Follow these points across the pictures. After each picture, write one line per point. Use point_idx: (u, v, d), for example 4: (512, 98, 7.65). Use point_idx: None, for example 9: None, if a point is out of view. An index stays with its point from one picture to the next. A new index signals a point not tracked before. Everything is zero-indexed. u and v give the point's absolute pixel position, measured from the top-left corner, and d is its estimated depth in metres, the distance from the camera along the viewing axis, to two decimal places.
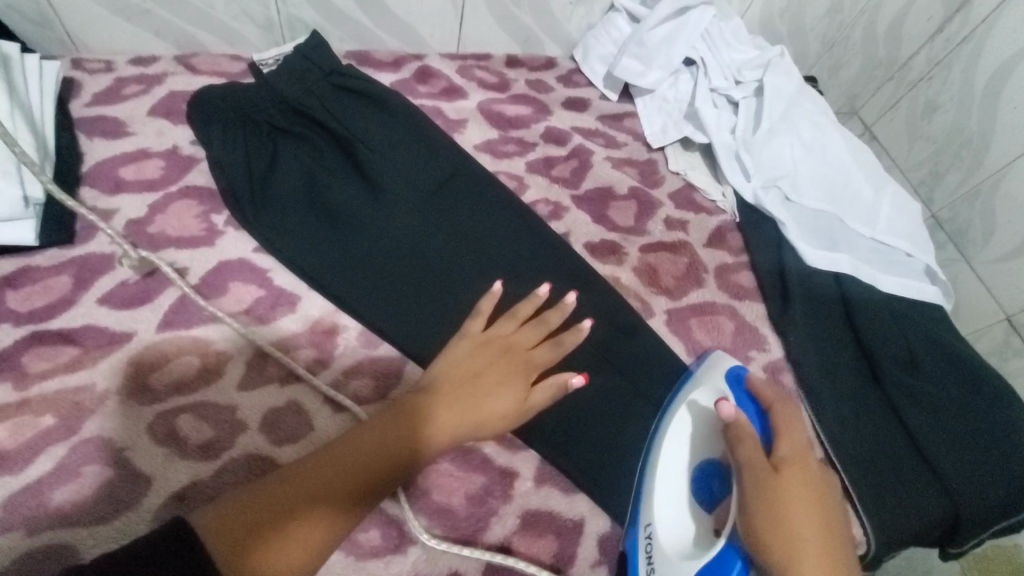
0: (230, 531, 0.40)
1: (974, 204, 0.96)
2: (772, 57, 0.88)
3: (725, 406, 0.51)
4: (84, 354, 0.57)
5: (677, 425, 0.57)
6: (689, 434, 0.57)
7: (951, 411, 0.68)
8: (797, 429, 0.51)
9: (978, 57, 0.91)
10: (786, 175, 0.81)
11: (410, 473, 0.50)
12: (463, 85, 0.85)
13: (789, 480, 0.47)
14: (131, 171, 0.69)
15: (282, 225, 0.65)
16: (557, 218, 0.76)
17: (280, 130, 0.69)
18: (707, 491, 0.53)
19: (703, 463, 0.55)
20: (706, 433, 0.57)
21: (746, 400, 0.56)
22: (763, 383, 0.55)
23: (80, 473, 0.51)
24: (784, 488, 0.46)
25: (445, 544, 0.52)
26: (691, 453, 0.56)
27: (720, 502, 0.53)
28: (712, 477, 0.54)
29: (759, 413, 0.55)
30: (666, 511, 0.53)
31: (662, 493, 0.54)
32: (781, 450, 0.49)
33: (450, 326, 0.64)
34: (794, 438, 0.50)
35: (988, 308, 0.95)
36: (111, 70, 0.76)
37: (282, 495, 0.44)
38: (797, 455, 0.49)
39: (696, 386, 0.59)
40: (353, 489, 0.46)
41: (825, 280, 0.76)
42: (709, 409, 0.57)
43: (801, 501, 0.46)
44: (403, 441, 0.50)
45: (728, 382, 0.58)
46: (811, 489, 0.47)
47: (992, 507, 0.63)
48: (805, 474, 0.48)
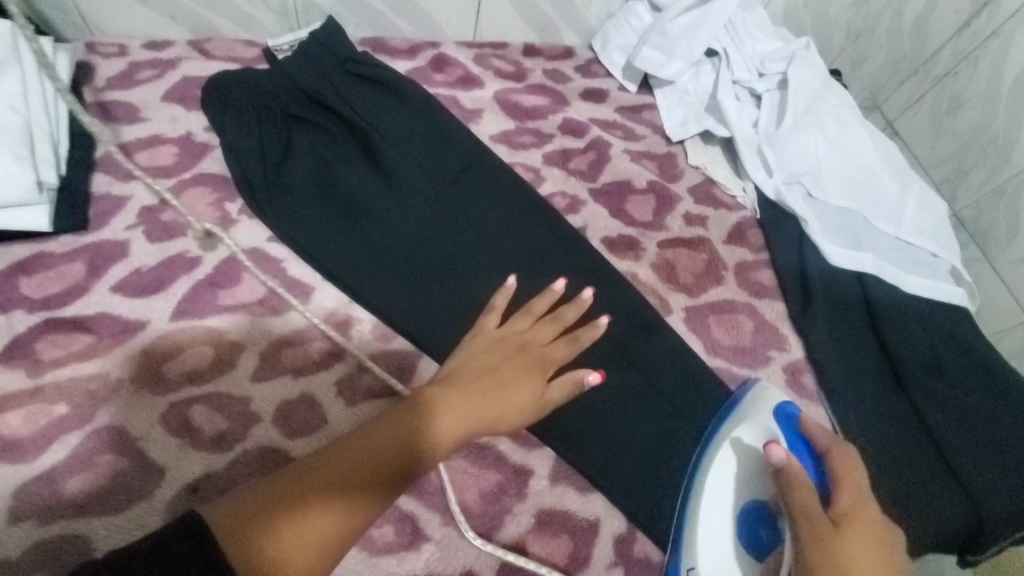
0: (242, 513, 0.40)
1: (998, 203, 0.93)
2: (796, 48, 0.86)
3: (774, 449, 0.48)
4: (97, 342, 0.56)
5: (722, 462, 0.56)
6: (734, 474, 0.56)
7: (973, 413, 0.66)
8: (857, 478, 0.49)
9: (1006, 54, 0.89)
10: (809, 171, 0.79)
11: (427, 463, 0.49)
12: (480, 74, 0.83)
13: (851, 536, 0.44)
14: (145, 157, 0.68)
15: (295, 215, 0.64)
16: (574, 212, 0.75)
17: (294, 117, 0.68)
18: (756, 538, 0.52)
19: (750, 505, 0.54)
20: (752, 474, 0.55)
21: (798, 443, 0.54)
22: (818, 426, 0.54)
23: (94, 462, 0.50)
24: (845, 545, 0.44)
25: (488, 545, 0.52)
26: (737, 493, 0.55)
27: (768, 548, 0.52)
28: (760, 521, 0.53)
29: (813, 458, 0.53)
30: (712, 554, 0.53)
31: (707, 533, 0.53)
32: (840, 504, 0.47)
33: (464, 320, 0.63)
34: (855, 490, 0.48)
35: (1010, 310, 0.92)
36: (125, 54, 0.76)
37: (295, 484, 0.43)
38: (858, 510, 0.46)
39: (741, 423, 0.58)
40: (373, 478, 0.45)
41: (847, 280, 0.75)
42: (756, 448, 0.56)
43: (865, 560, 0.43)
44: (413, 433, 0.49)
45: (779, 421, 0.56)
46: (876, 549, 0.44)
47: (1016, 513, 0.61)
48: (868, 530, 0.45)
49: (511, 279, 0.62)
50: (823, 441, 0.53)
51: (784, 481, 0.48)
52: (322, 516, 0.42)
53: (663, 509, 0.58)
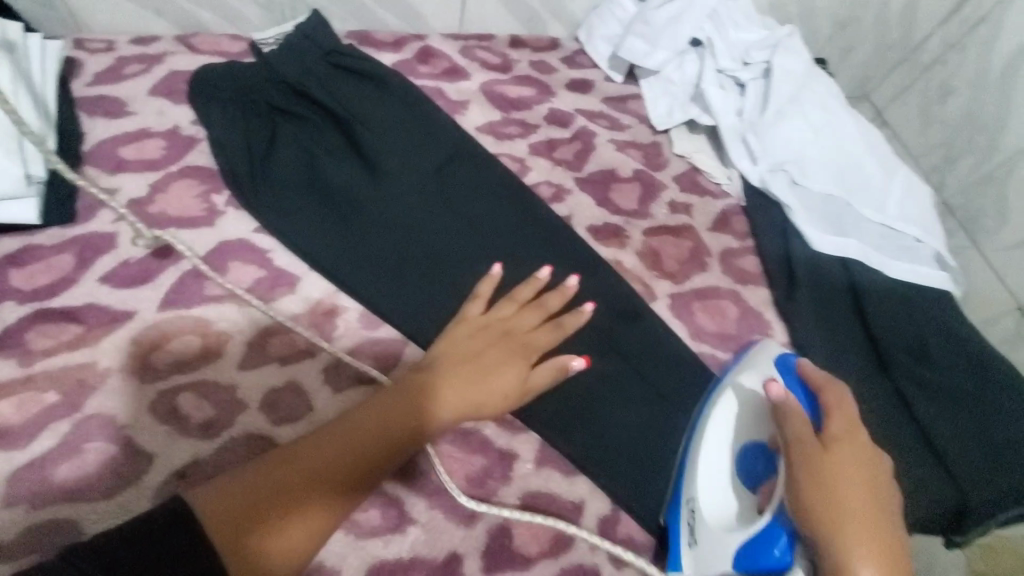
0: (228, 515, 0.40)
1: (986, 191, 0.93)
2: (780, 37, 0.87)
3: (774, 388, 0.49)
4: (85, 332, 0.57)
5: (723, 405, 0.58)
6: (735, 415, 0.57)
7: (957, 397, 0.67)
8: (848, 407, 0.49)
9: (994, 41, 0.90)
10: (793, 159, 0.79)
11: (407, 452, 0.49)
12: (466, 65, 0.84)
13: (839, 457, 0.46)
14: (132, 150, 0.69)
15: (281, 207, 0.65)
16: (559, 201, 0.75)
17: (280, 110, 0.68)
18: (752, 472, 0.54)
19: (749, 443, 0.55)
20: (755, 415, 0.56)
21: (792, 381, 0.53)
22: (813, 368, 0.52)
23: (84, 448, 0.51)
24: (833, 466, 0.45)
25: (480, 505, 0.54)
26: (737, 433, 0.56)
27: (764, 481, 0.53)
28: (758, 457, 0.54)
29: (807, 393, 0.52)
30: (710, 488, 0.55)
31: (706, 467, 0.55)
32: (831, 429, 0.48)
33: (449, 308, 0.64)
34: (846, 417, 0.49)
35: (1001, 297, 0.92)
36: (112, 50, 0.76)
37: (277, 485, 0.43)
38: (849, 434, 0.47)
39: (743, 370, 0.59)
40: (352, 472, 0.46)
41: (832, 266, 0.75)
42: (756, 392, 0.57)
43: (852, 478, 0.45)
44: (394, 425, 0.49)
45: (779, 367, 0.56)
46: (863, 470, 0.46)
47: (1001, 495, 0.62)
48: (856, 451, 0.47)
49: (495, 267, 0.62)
50: (815, 377, 0.52)
51: (778, 413, 0.49)
52: (303, 521, 0.43)
53: (647, 490, 0.59)
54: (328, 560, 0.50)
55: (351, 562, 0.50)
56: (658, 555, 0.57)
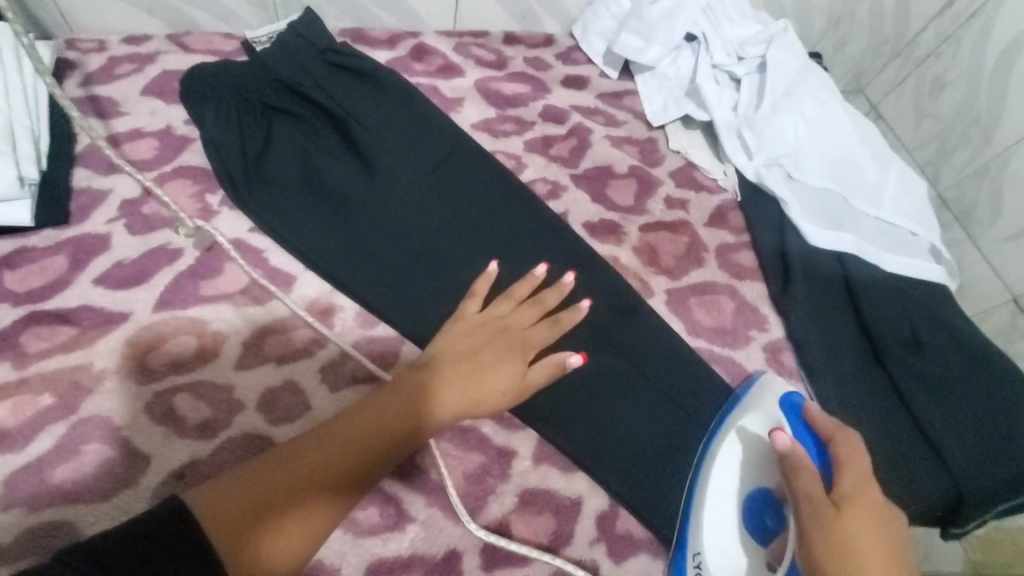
0: (231, 519, 0.40)
1: (981, 184, 0.93)
2: (774, 32, 0.87)
3: (779, 437, 0.49)
4: (81, 334, 0.57)
5: (727, 452, 0.57)
6: (739, 464, 0.56)
7: (953, 390, 0.67)
8: (860, 462, 0.49)
9: (988, 34, 0.89)
10: (788, 154, 0.79)
11: (405, 450, 0.50)
12: (461, 62, 0.83)
13: (852, 517, 0.45)
14: (125, 151, 0.69)
15: (277, 206, 0.65)
16: (555, 197, 0.75)
17: (274, 108, 0.68)
18: (761, 524, 0.53)
19: (754, 493, 0.55)
20: (758, 463, 0.56)
21: (803, 430, 0.54)
22: (821, 413, 0.53)
23: (81, 450, 0.51)
24: (847, 526, 0.45)
25: (492, 537, 0.52)
26: (742, 482, 0.56)
27: (773, 535, 0.52)
28: (765, 509, 0.53)
29: (818, 444, 0.53)
30: (716, 541, 0.54)
31: (712, 521, 0.55)
32: (842, 486, 0.47)
33: (446, 306, 0.64)
34: (857, 473, 0.48)
35: (994, 289, 0.93)
36: (104, 50, 0.76)
37: (278, 491, 0.43)
38: (860, 491, 0.47)
39: (747, 412, 0.59)
40: (351, 468, 0.46)
41: (828, 260, 0.75)
42: (762, 437, 0.57)
43: (866, 542, 0.44)
44: (393, 422, 0.49)
45: (784, 410, 0.57)
46: (877, 530, 0.45)
47: (996, 486, 0.62)
48: (870, 511, 0.46)
49: (492, 264, 0.62)
50: (826, 427, 0.52)
51: (787, 467, 0.49)
52: (301, 525, 0.43)
53: (646, 486, 0.59)
54: (327, 558, 0.50)
55: (351, 561, 0.50)
56: (658, 550, 0.57)
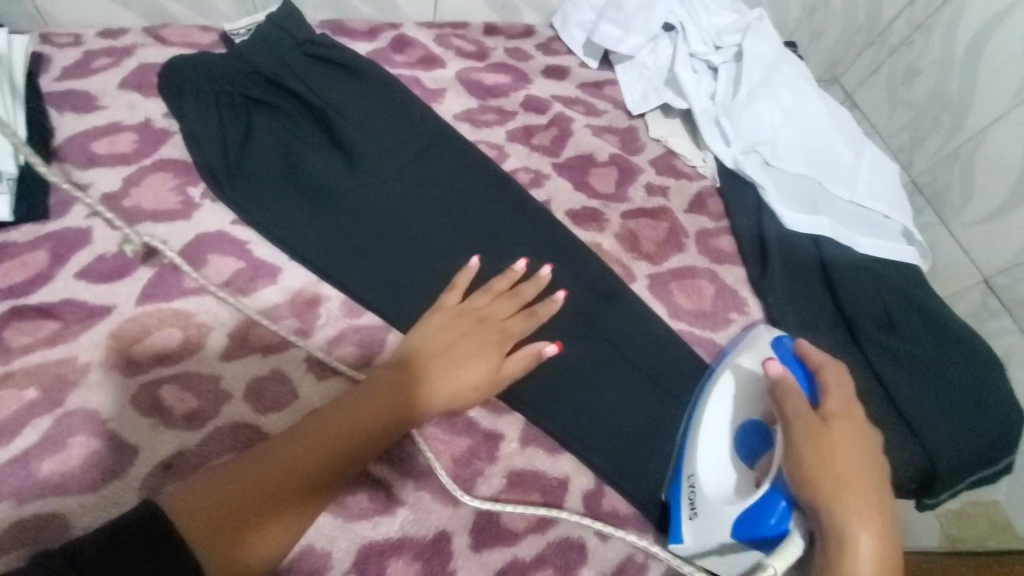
0: (204, 519, 0.41)
1: (953, 168, 0.96)
2: (750, 21, 0.88)
3: (771, 366, 0.53)
4: (64, 328, 0.57)
5: (722, 383, 0.60)
6: (734, 394, 0.59)
7: (925, 366, 0.69)
8: (844, 387, 0.53)
9: (958, 21, 0.92)
10: (765, 140, 0.81)
11: (376, 450, 0.50)
12: (441, 54, 0.84)
13: (838, 429, 0.49)
14: (104, 144, 0.68)
15: (258, 197, 0.65)
16: (538, 186, 0.76)
17: (254, 101, 0.68)
18: (751, 447, 0.56)
19: (746, 420, 0.57)
20: (750, 395, 0.59)
21: (793, 362, 0.56)
22: (811, 347, 0.56)
23: (67, 444, 0.51)
24: (832, 436, 0.48)
25: (488, 502, 0.54)
26: (735, 411, 0.58)
27: (762, 456, 0.55)
28: (756, 435, 0.56)
29: (807, 374, 0.55)
30: (708, 464, 0.56)
31: (706, 443, 0.57)
32: (829, 404, 0.51)
33: (431, 294, 0.64)
34: (842, 394, 0.52)
35: (966, 271, 0.96)
36: (79, 43, 0.75)
37: (252, 489, 0.44)
38: (845, 409, 0.51)
39: (740, 353, 0.61)
40: (321, 473, 0.46)
41: (804, 243, 0.77)
42: (754, 372, 0.60)
43: (848, 451, 0.48)
44: (367, 421, 0.49)
45: (774, 346, 0.59)
46: (858, 440, 0.49)
47: (965, 457, 0.65)
48: (852, 427, 0.50)
49: (473, 259, 0.63)
50: (816, 359, 0.55)
51: (777, 388, 0.52)
52: (275, 524, 0.44)
53: (631, 466, 0.60)
54: (318, 542, 0.50)
55: (342, 544, 0.51)
56: (644, 526, 0.59)
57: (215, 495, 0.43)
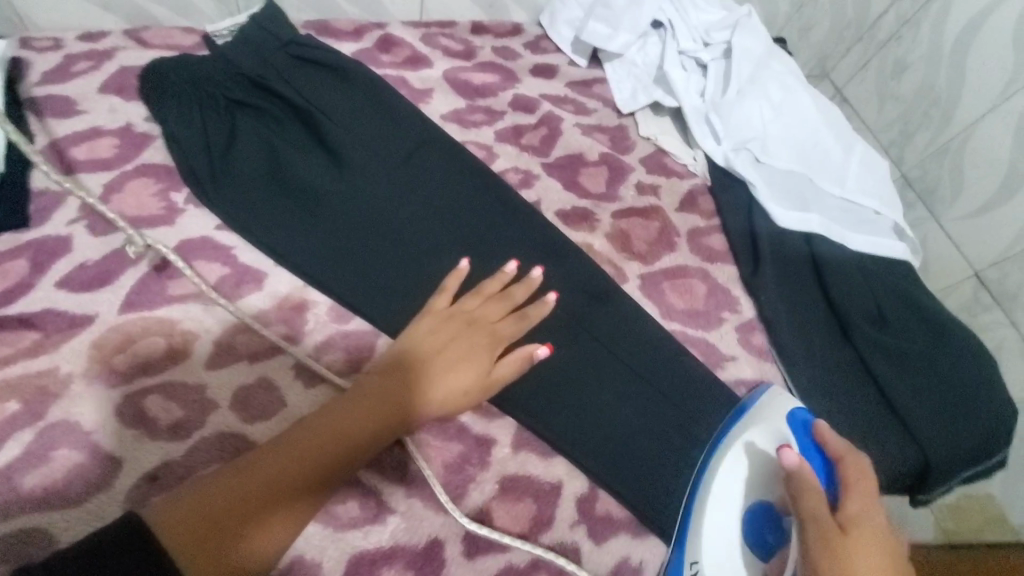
0: (188, 528, 0.40)
1: (943, 162, 0.96)
2: (739, 17, 0.88)
3: (787, 454, 0.48)
4: (46, 339, 0.55)
5: (734, 462, 0.57)
6: (745, 477, 0.56)
7: (917, 362, 0.69)
8: (868, 483, 0.48)
9: (946, 15, 0.92)
10: (756, 137, 0.81)
11: (366, 456, 0.49)
12: (428, 53, 0.83)
13: (860, 540, 0.44)
14: (85, 150, 0.67)
15: (242, 202, 0.64)
16: (528, 187, 0.75)
17: (238, 103, 0.67)
18: (762, 539, 0.53)
19: (758, 507, 0.54)
20: (762, 477, 0.56)
21: (810, 448, 0.54)
22: (830, 432, 0.52)
23: (49, 457, 0.50)
24: (853, 548, 0.43)
25: (476, 525, 0.53)
26: (746, 495, 0.55)
27: (775, 551, 0.52)
28: (766, 525, 0.53)
29: (825, 463, 0.52)
30: (715, 553, 0.53)
31: (714, 530, 0.54)
32: (850, 509, 0.46)
33: (421, 298, 0.63)
34: (866, 496, 0.47)
35: (957, 266, 0.96)
36: (59, 47, 0.74)
37: (239, 497, 0.43)
38: (869, 514, 0.46)
39: (752, 427, 0.58)
40: (310, 480, 0.46)
41: (795, 240, 0.77)
42: (768, 452, 0.57)
43: (874, 569, 0.42)
44: (356, 428, 0.49)
45: (792, 427, 0.56)
46: (884, 553, 0.43)
47: (959, 453, 0.65)
48: (877, 537, 0.44)
49: (463, 262, 0.62)
50: (837, 448, 0.51)
51: (793, 485, 0.47)
52: (262, 532, 0.44)
53: (625, 468, 0.60)
54: (308, 553, 0.49)
55: (332, 555, 0.50)
56: (638, 529, 0.58)
57: (200, 504, 0.42)
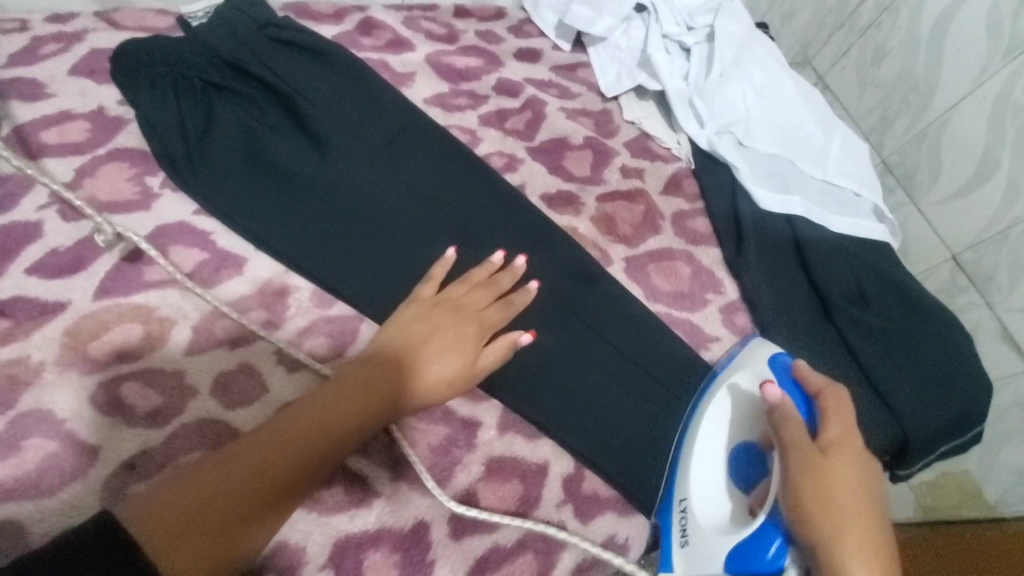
0: (165, 525, 0.39)
1: (921, 148, 0.97)
2: (722, 1, 0.88)
3: (771, 390, 0.53)
4: (15, 326, 0.54)
5: (717, 405, 0.60)
6: (728, 417, 0.60)
7: (897, 339, 0.71)
8: (844, 412, 0.53)
9: (924, 2, 0.93)
10: (739, 121, 0.81)
11: (349, 446, 0.49)
12: (410, 36, 0.81)
13: (836, 461, 0.49)
14: (54, 134, 0.65)
15: (220, 186, 0.62)
16: (512, 170, 0.75)
17: (215, 87, 0.66)
18: (746, 475, 0.57)
19: (741, 445, 0.58)
20: (744, 417, 0.60)
21: (791, 386, 0.56)
22: (809, 370, 0.56)
23: (21, 447, 0.48)
24: (830, 467, 0.49)
25: (460, 505, 0.52)
26: (730, 436, 0.59)
27: (758, 483, 0.56)
28: (750, 460, 0.57)
29: (806, 398, 0.55)
30: (702, 490, 0.57)
31: (699, 469, 0.58)
32: (827, 435, 0.51)
33: (405, 282, 0.63)
34: (843, 423, 0.52)
35: (935, 248, 0.97)
36: (26, 29, 0.72)
37: (216, 491, 0.42)
38: (844, 439, 0.51)
39: (736, 372, 0.62)
40: (292, 470, 0.45)
41: (777, 222, 0.78)
42: (750, 394, 0.60)
43: (847, 485, 0.48)
44: (340, 417, 0.48)
45: (773, 368, 0.59)
46: (857, 470, 0.49)
47: (936, 427, 0.66)
48: (851, 456, 0.50)
49: (449, 250, 0.62)
50: (815, 383, 0.55)
51: (776, 416, 0.52)
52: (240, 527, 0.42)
53: (614, 449, 0.60)
54: (292, 538, 0.49)
55: (317, 539, 0.49)
56: (625, 507, 0.58)
57: (178, 501, 0.41)
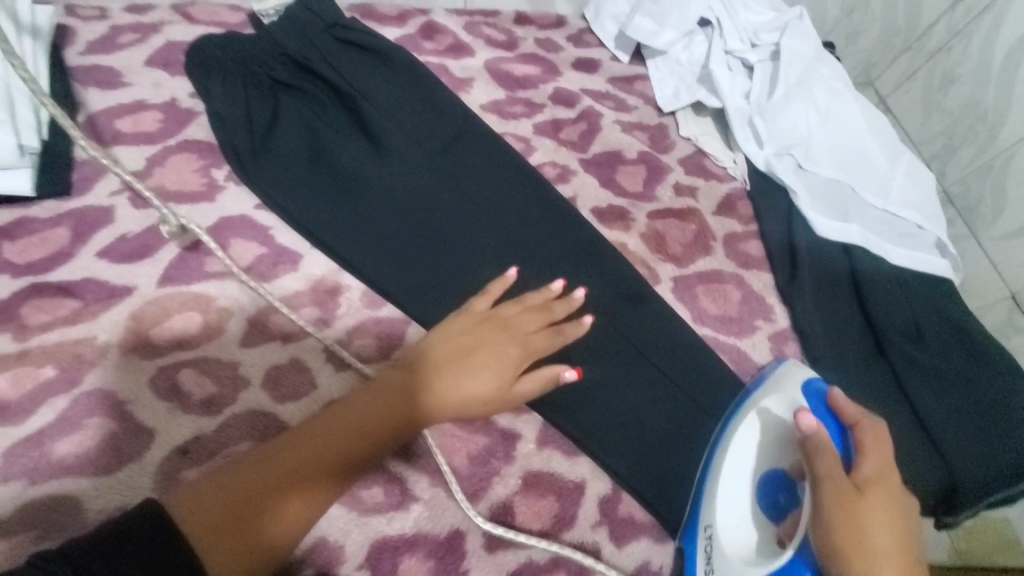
0: (212, 519, 0.41)
1: (986, 180, 0.92)
2: (789, 19, 0.86)
3: (805, 419, 0.49)
4: (83, 307, 0.56)
5: (746, 429, 0.58)
6: (757, 443, 0.57)
7: (954, 382, 0.67)
8: (882, 447, 0.49)
9: (998, 29, 0.89)
10: (800, 143, 0.79)
11: (385, 452, 0.49)
12: (470, 42, 0.82)
13: (873, 500, 0.46)
14: (128, 122, 0.67)
15: (280, 180, 0.64)
16: (564, 181, 0.74)
17: (282, 84, 0.67)
18: (775, 504, 0.54)
19: (770, 473, 0.55)
20: (774, 443, 0.57)
21: (825, 414, 0.53)
22: (844, 398, 0.53)
23: (83, 425, 0.50)
24: (867, 508, 0.45)
25: (500, 529, 0.52)
26: (758, 461, 0.57)
27: (787, 513, 0.53)
28: (778, 487, 0.55)
29: (840, 427, 0.52)
30: (728, 519, 0.54)
31: (724, 498, 0.55)
32: (865, 472, 0.48)
33: (453, 288, 0.63)
34: (882, 459, 0.48)
35: (993, 284, 0.92)
36: (105, 18, 0.75)
37: (258, 488, 0.43)
38: (882, 476, 0.47)
39: (768, 395, 0.59)
40: (330, 474, 0.46)
41: (834, 251, 0.75)
42: (782, 419, 0.57)
43: (884, 527, 0.45)
44: (381, 424, 0.48)
45: (807, 396, 0.56)
46: (894, 512, 0.46)
47: (990, 479, 0.63)
48: (889, 496, 0.47)
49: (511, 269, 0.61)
50: (852, 412, 0.52)
51: (810, 447, 0.48)
52: (279, 524, 0.43)
53: (652, 472, 0.59)
54: (331, 535, 0.50)
55: (354, 538, 0.50)
56: (661, 534, 0.58)
57: (222, 498, 0.42)
